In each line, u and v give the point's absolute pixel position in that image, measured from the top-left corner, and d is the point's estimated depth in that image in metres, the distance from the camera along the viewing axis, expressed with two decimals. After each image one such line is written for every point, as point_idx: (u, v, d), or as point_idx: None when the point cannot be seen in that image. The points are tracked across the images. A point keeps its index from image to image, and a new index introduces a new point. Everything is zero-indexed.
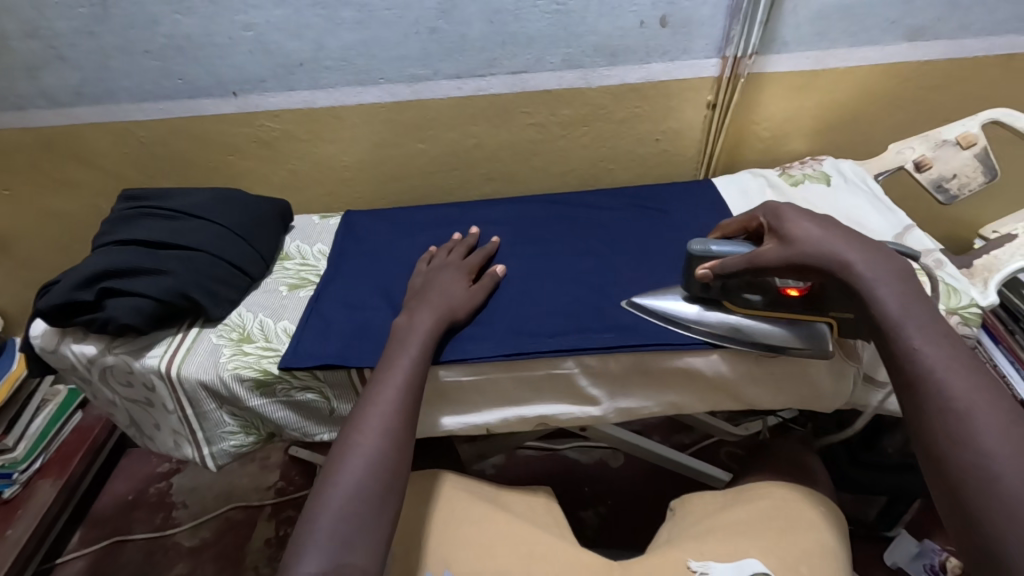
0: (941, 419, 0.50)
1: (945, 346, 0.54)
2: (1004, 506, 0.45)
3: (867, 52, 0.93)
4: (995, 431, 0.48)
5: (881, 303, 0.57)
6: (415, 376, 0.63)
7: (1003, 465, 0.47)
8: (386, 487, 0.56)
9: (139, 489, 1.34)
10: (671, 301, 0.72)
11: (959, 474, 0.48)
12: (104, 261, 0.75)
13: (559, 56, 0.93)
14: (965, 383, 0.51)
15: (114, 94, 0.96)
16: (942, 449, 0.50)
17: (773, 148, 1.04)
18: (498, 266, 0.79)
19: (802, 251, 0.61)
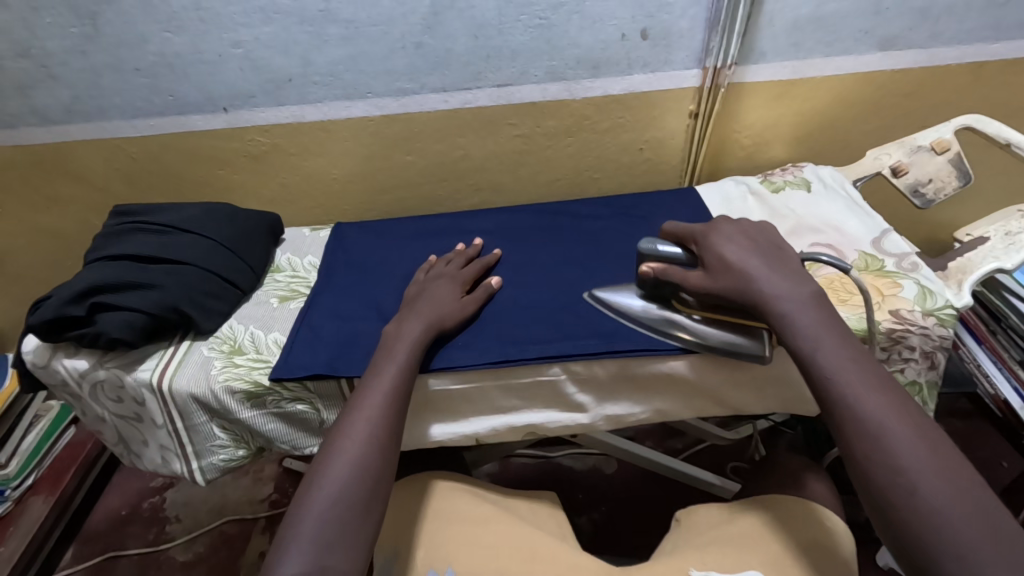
0: (859, 440, 0.52)
1: (851, 364, 0.56)
2: (927, 523, 0.47)
3: (842, 61, 0.96)
4: (911, 450, 0.50)
5: (794, 325, 0.59)
6: (402, 381, 0.64)
7: (914, 478, 0.49)
8: (372, 488, 0.57)
9: (132, 504, 1.34)
10: (628, 296, 0.75)
11: (882, 493, 0.50)
12: (95, 277, 0.76)
13: (543, 69, 0.95)
14: (873, 397, 0.53)
15: (105, 112, 0.97)
16: (861, 468, 0.51)
17: (755, 155, 1.06)
18: (493, 279, 0.81)
19: (717, 282, 0.65)
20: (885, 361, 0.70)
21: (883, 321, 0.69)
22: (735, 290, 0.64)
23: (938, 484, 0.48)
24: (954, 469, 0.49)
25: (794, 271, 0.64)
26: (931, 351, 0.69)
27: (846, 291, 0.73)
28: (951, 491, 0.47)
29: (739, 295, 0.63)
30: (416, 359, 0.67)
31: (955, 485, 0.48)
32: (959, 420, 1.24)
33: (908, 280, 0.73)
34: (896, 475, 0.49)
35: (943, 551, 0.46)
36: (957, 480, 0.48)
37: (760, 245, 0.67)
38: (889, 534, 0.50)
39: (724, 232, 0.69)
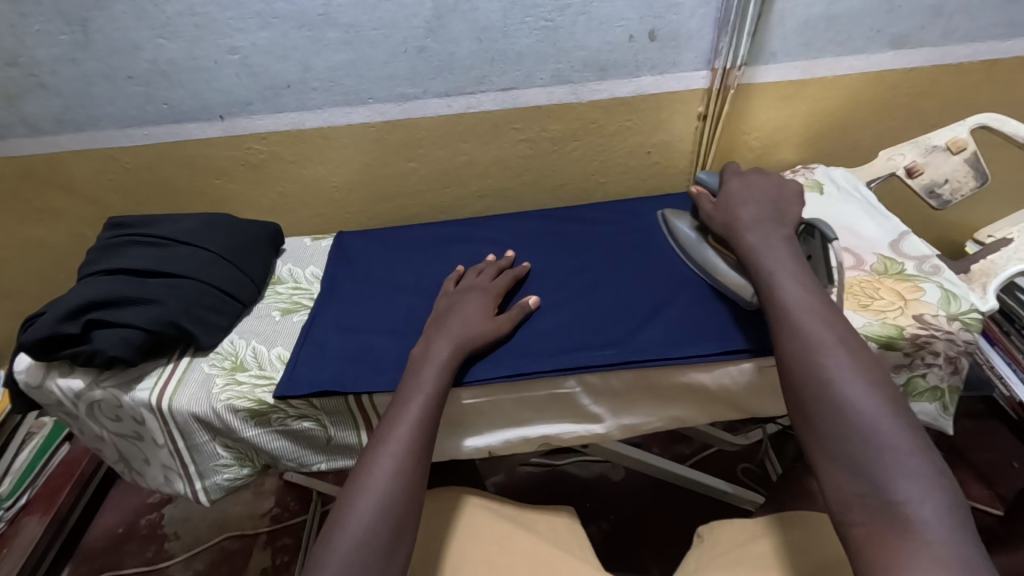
0: (797, 358, 0.58)
1: (808, 295, 0.63)
2: (846, 427, 0.53)
3: (853, 61, 0.94)
4: (833, 351, 0.57)
5: (762, 262, 0.67)
6: (429, 412, 0.61)
7: (830, 375, 0.56)
8: (396, 529, 0.54)
9: (130, 521, 1.30)
10: (686, 221, 0.83)
11: (800, 386, 0.57)
12: (89, 292, 0.73)
13: (548, 72, 0.93)
14: (809, 312, 0.61)
15: (98, 121, 0.94)
16: (794, 380, 0.58)
17: (764, 156, 1.05)
18: (532, 299, 0.76)
19: (715, 218, 0.75)
20: (907, 366, 0.68)
21: (907, 325, 0.67)
22: (723, 227, 0.73)
23: (859, 395, 0.54)
24: (880, 385, 0.55)
25: (782, 221, 0.72)
26: (955, 356, 0.67)
27: (868, 296, 0.71)
28: (874, 402, 0.53)
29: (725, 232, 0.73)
30: (443, 387, 0.64)
31: (878, 398, 0.54)
32: (973, 422, 1.22)
33: (931, 284, 0.71)
34: (825, 386, 0.55)
35: (854, 448, 0.52)
36: (880, 394, 0.54)
37: (762, 199, 0.75)
38: (807, 440, 0.55)
39: (749, 180, 0.77)
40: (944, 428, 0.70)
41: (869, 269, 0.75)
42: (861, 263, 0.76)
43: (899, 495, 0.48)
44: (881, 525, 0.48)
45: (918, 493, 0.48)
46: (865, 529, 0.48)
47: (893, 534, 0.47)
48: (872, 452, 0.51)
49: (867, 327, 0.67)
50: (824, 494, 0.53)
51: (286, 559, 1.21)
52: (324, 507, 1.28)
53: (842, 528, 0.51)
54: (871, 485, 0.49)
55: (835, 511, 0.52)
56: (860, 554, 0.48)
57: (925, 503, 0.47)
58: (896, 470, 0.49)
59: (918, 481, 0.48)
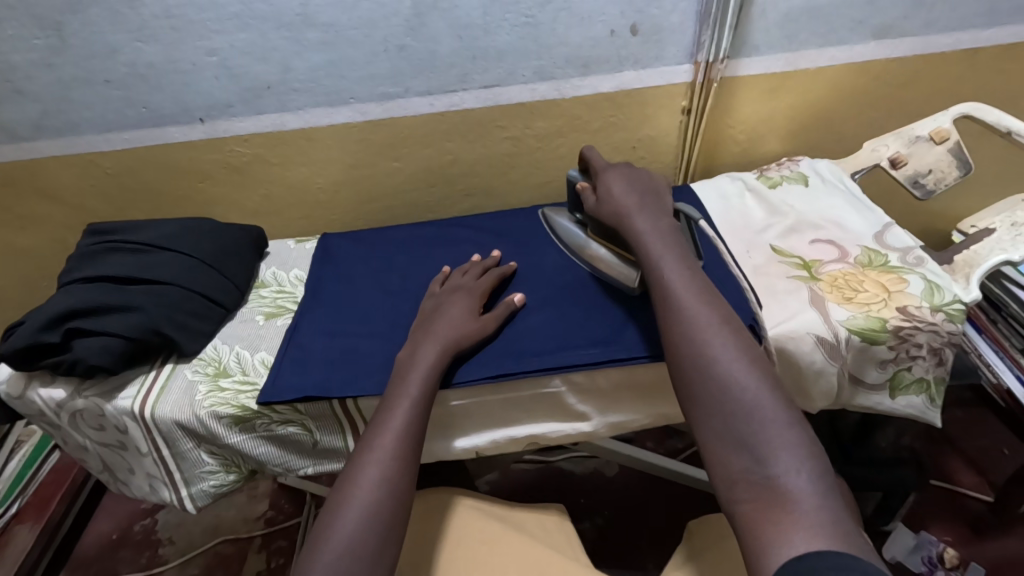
0: (682, 341, 0.57)
1: (691, 276, 0.62)
2: (728, 406, 0.52)
3: (836, 52, 0.94)
4: (711, 332, 0.57)
5: (648, 247, 0.66)
6: (415, 417, 0.61)
7: (710, 356, 0.55)
8: (384, 536, 0.54)
9: (123, 528, 1.30)
10: (564, 215, 0.83)
11: (684, 370, 0.56)
12: (69, 301, 0.72)
13: (531, 69, 0.92)
14: (690, 293, 0.60)
15: (76, 126, 0.93)
16: (680, 363, 0.57)
17: (749, 149, 1.04)
18: (516, 295, 0.76)
19: (600, 207, 0.73)
20: (892, 361, 0.68)
21: (891, 318, 0.67)
22: (611, 215, 0.71)
23: (739, 372, 0.54)
24: (757, 361, 0.55)
25: (663, 206, 0.71)
26: (939, 347, 0.68)
27: (851, 289, 0.71)
28: (753, 378, 0.53)
29: (612, 219, 0.71)
30: (430, 391, 0.63)
31: (757, 373, 0.53)
32: (962, 409, 1.23)
33: (914, 275, 0.71)
34: (706, 366, 0.55)
35: (737, 425, 0.51)
36: (759, 369, 0.54)
37: (645, 185, 0.73)
38: (694, 421, 0.55)
39: (623, 168, 0.75)
40: (932, 421, 0.71)
41: (853, 261, 0.75)
42: (845, 255, 0.76)
43: (779, 469, 0.48)
44: (764, 501, 0.47)
45: (796, 464, 0.48)
46: (749, 507, 0.48)
47: (775, 508, 0.47)
48: (753, 427, 0.50)
49: (850, 320, 0.67)
50: (711, 475, 0.52)
51: (281, 561, 1.21)
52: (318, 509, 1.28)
53: (730, 507, 0.50)
54: (753, 462, 0.49)
55: (722, 490, 0.51)
56: (745, 532, 0.48)
57: (803, 475, 0.47)
58: (776, 443, 0.49)
59: (797, 453, 0.48)
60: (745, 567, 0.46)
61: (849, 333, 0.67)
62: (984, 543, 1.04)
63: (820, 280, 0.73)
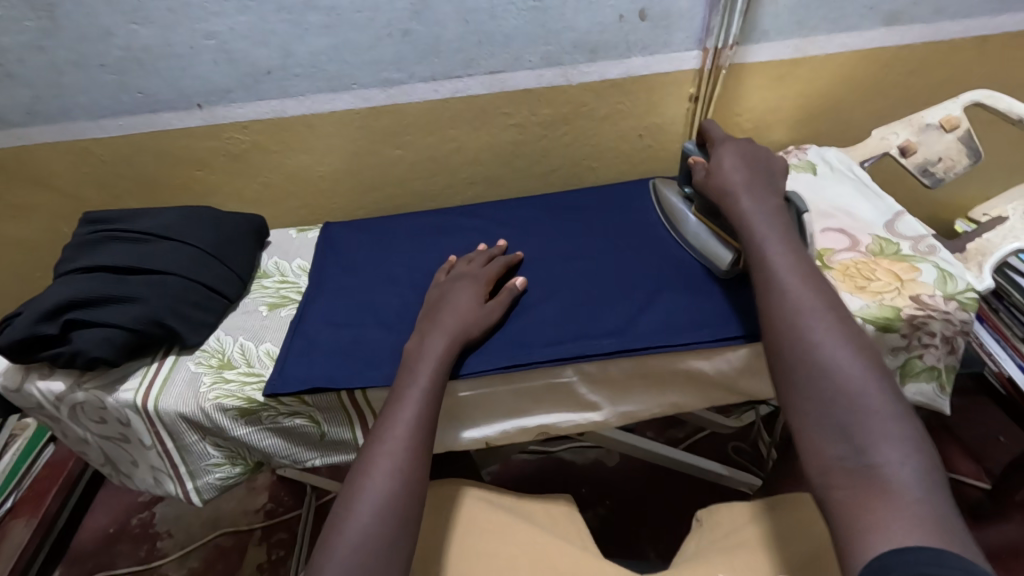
0: (788, 321, 0.55)
1: (795, 260, 0.60)
2: (829, 391, 0.50)
3: (845, 38, 0.93)
4: (819, 316, 0.55)
5: (750, 227, 0.64)
6: (426, 407, 0.60)
7: (815, 338, 0.53)
8: (398, 529, 0.53)
9: (121, 521, 1.28)
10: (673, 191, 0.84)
11: (785, 351, 0.54)
12: (67, 291, 0.70)
13: (537, 54, 0.90)
14: (795, 276, 0.58)
15: (69, 111, 0.90)
16: (780, 343, 0.55)
17: (755, 137, 1.03)
18: (519, 280, 0.75)
19: (707, 182, 0.72)
20: (905, 349, 0.68)
21: (904, 307, 0.67)
22: (715, 189, 0.70)
23: (849, 359, 0.51)
24: (867, 352, 0.52)
25: (773, 188, 0.69)
26: (952, 336, 0.67)
27: (864, 277, 0.70)
28: (859, 366, 0.51)
29: (719, 194, 0.70)
30: (439, 381, 0.62)
31: (867, 363, 0.51)
32: (961, 398, 1.23)
33: (926, 264, 0.71)
34: (809, 349, 0.53)
35: (837, 410, 0.49)
36: (870, 360, 0.51)
37: (757, 165, 0.71)
38: (788, 403, 0.52)
39: (739, 145, 0.74)
40: (942, 409, 0.70)
41: (864, 250, 0.75)
42: (856, 244, 0.76)
43: (881, 458, 0.45)
44: (858, 488, 0.45)
45: (900, 456, 0.45)
46: (843, 492, 0.46)
47: (869, 496, 0.44)
48: (855, 414, 0.48)
49: (865, 309, 0.67)
50: (801, 459, 0.50)
51: (282, 554, 1.20)
52: (319, 501, 1.27)
53: (819, 494, 0.48)
54: (851, 449, 0.47)
55: (811, 475, 0.49)
56: (836, 517, 0.45)
57: (907, 467, 0.45)
58: (879, 433, 0.47)
59: (900, 445, 0.46)
60: (835, 553, 0.44)
61: (864, 322, 0.66)
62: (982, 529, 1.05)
63: (832, 269, 0.72)
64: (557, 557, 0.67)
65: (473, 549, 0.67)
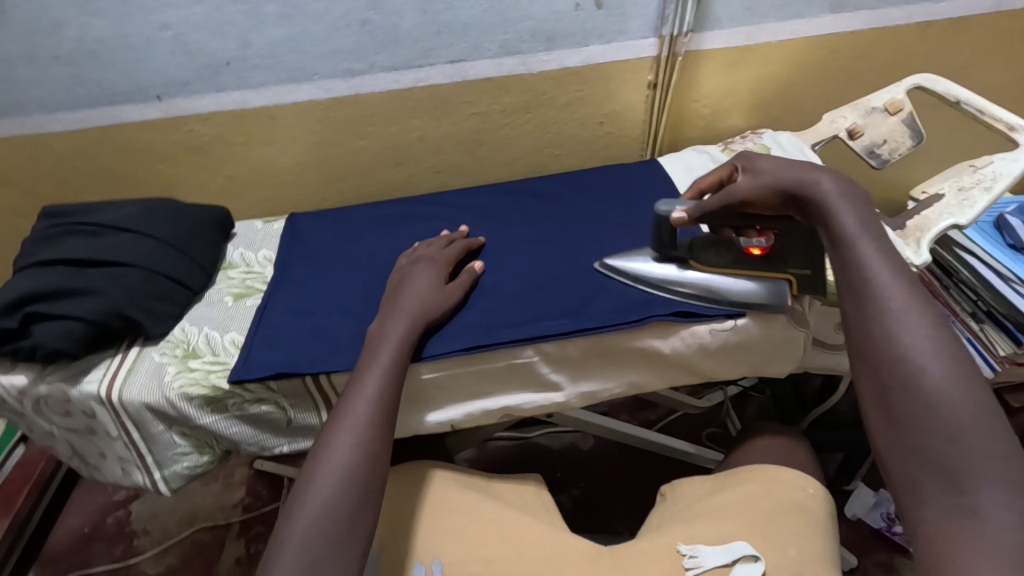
0: (881, 332, 0.45)
1: (891, 259, 0.49)
2: (933, 419, 0.41)
3: (795, 25, 0.96)
4: (924, 326, 0.44)
5: (832, 218, 0.53)
6: (387, 384, 0.61)
7: (918, 353, 0.43)
8: (359, 499, 0.55)
9: (96, 521, 1.28)
10: (635, 258, 0.76)
11: (879, 365, 0.44)
12: (25, 285, 0.70)
13: (496, 43, 0.92)
14: (893, 279, 0.47)
15: (24, 105, 0.89)
16: (867, 352, 0.45)
17: (714, 123, 1.06)
18: (476, 263, 0.78)
19: (762, 178, 0.61)
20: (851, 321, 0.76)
21: None
22: (774, 187, 0.60)
23: (958, 382, 0.42)
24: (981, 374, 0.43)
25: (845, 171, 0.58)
26: None
27: None
28: (970, 389, 0.42)
29: (781, 189, 0.59)
30: (402, 358, 0.64)
31: (978, 386, 0.42)
32: None
33: None
34: (909, 365, 0.43)
35: (938, 444, 0.40)
36: (980, 383, 0.42)
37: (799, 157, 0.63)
38: (878, 425, 0.44)
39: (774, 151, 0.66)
40: None
41: None
42: None
43: (986, 505, 0.38)
44: (953, 533, 0.38)
45: (1007, 500, 0.38)
46: (937, 533, 0.39)
47: (967, 543, 0.37)
48: (960, 449, 0.40)
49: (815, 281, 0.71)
50: (891, 490, 0.43)
51: (260, 547, 1.21)
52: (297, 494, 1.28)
53: (907, 530, 0.41)
54: (950, 488, 0.39)
55: (900, 509, 0.42)
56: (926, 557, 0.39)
57: (1013, 513, 0.37)
58: (987, 473, 0.39)
59: (1009, 490, 0.38)
60: None
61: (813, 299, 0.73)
62: None
63: None
64: (522, 530, 0.69)
65: (443, 526, 0.69)
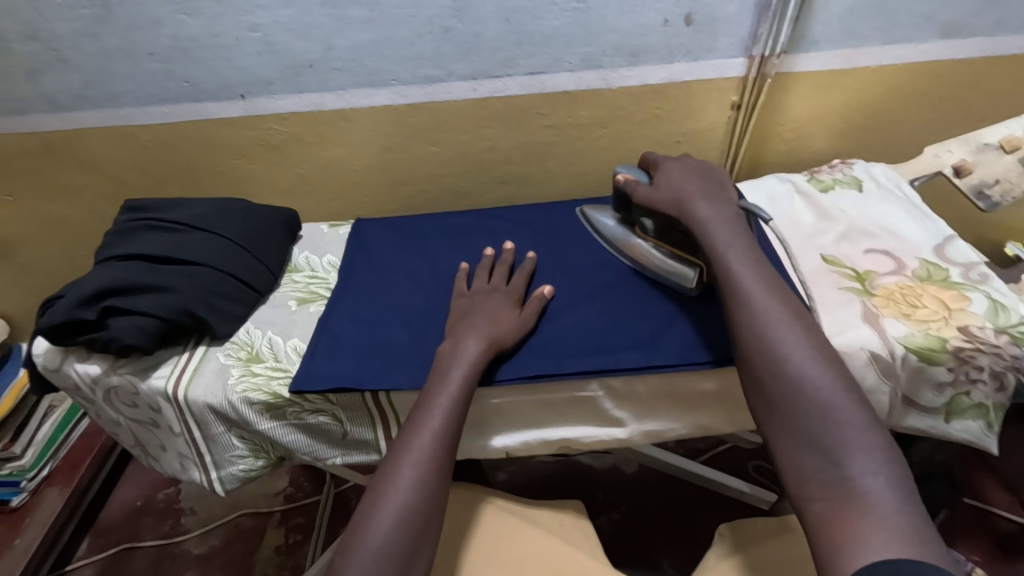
0: (755, 338, 0.57)
1: (762, 274, 0.62)
2: (806, 405, 0.52)
3: (899, 50, 0.89)
4: (786, 329, 0.57)
5: (713, 238, 0.66)
6: (453, 418, 0.59)
7: (788, 352, 0.55)
8: (416, 539, 0.53)
9: (148, 495, 1.32)
10: (607, 214, 0.85)
11: (759, 365, 0.56)
12: (106, 278, 0.72)
13: (577, 56, 0.89)
14: (764, 290, 0.60)
15: (117, 98, 0.92)
16: (752, 355, 0.57)
17: (797, 149, 1.00)
18: (546, 287, 0.74)
19: (657, 193, 0.73)
20: (950, 384, 0.63)
21: (951, 338, 0.64)
22: (671, 203, 0.71)
23: (820, 373, 0.54)
24: (834, 362, 0.55)
25: (728, 198, 0.72)
26: (1001, 372, 0.63)
27: (910, 303, 0.67)
28: (830, 377, 0.53)
29: (674, 205, 0.71)
30: (468, 391, 0.61)
31: (833, 373, 0.54)
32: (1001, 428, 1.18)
33: (977, 293, 0.68)
34: (780, 362, 0.55)
35: (811, 424, 0.51)
36: (837, 371, 0.54)
37: (700, 171, 0.74)
38: (765, 416, 0.55)
39: (683, 162, 0.76)
40: (989, 448, 0.64)
41: (910, 274, 0.72)
42: (902, 267, 0.73)
43: (855, 469, 0.48)
44: (837, 501, 0.48)
45: (873, 467, 0.48)
46: (822, 504, 0.49)
47: (849, 507, 0.47)
48: (829, 427, 0.51)
49: (909, 337, 0.64)
50: (782, 472, 0.53)
51: (299, 538, 1.22)
52: (338, 489, 1.29)
53: (796, 503, 0.51)
54: (828, 462, 0.50)
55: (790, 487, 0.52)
56: (815, 528, 0.48)
57: (879, 479, 0.48)
58: (854, 445, 0.49)
59: (871, 456, 0.49)
60: (817, 563, 0.47)
61: (906, 349, 0.63)
62: (1015, 564, 1.01)
63: (874, 295, 0.69)
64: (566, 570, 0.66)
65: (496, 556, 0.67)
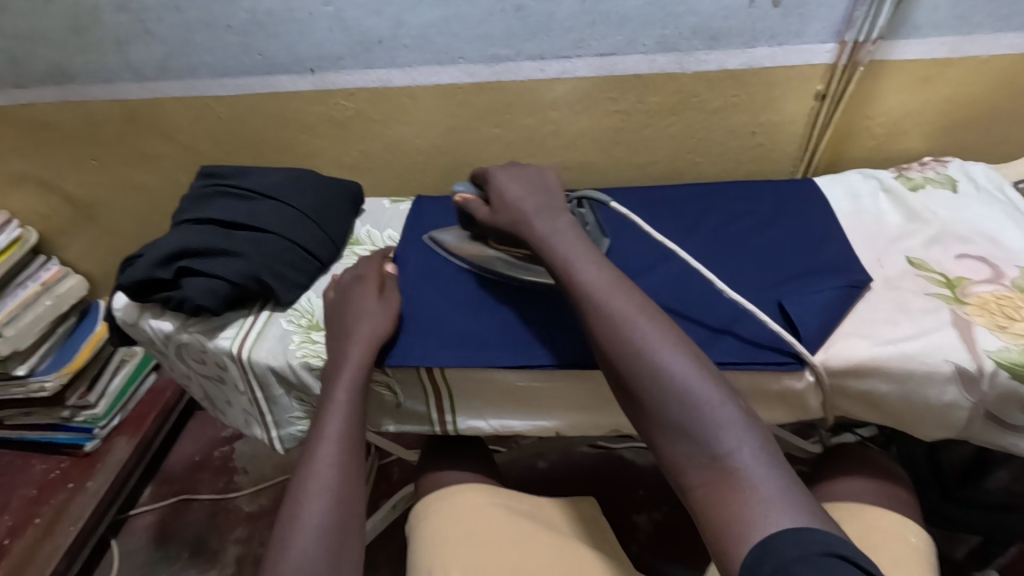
0: (612, 341, 0.54)
1: (604, 268, 0.59)
2: (664, 396, 0.49)
3: (1012, 39, 0.82)
4: (630, 323, 0.53)
5: (556, 246, 0.62)
6: (350, 422, 0.61)
7: (640, 347, 0.52)
8: (338, 539, 0.54)
9: (205, 452, 1.39)
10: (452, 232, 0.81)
11: (618, 367, 0.53)
12: (182, 240, 0.75)
13: (653, 38, 0.85)
14: (609, 284, 0.57)
15: (195, 69, 0.96)
16: (612, 358, 0.53)
17: (885, 144, 0.93)
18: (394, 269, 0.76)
19: (496, 216, 0.69)
20: None
21: None
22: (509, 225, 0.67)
23: (669, 361, 0.51)
24: (685, 343, 0.53)
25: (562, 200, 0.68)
26: None
27: (1007, 315, 0.62)
28: (680, 360, 0.51)
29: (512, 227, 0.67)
30: (360, 390, 0.63)
31: (685, 356, 0.51)
32: None
33: None
34: (635, 358, 0.52)
35: (673, 414, 0.49)
36: (687, 352, 0.51)
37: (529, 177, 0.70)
38: (639, 419, 0.52)
39: (512, 170, 0.71)
40: None
41: (1009, 283, 0.66)
42: (999, 276, 0.67)
43: (724, 446, 0.46)
44: (714, 484, 0.45)
45: (739, 440, 0.46)
46: (703, 492, 0.46)
47: (727, 487, 0.45)
48: (691, 412, 0.48)
49: (1002, 351, 0.58)
50: (663, 466, 0.50)
51: None
52: (382, 460, 1.32)
53: (682, 494, 0.48)
54: (698, 447, 0.47)
55: (673, 479, 0.49)
56: (703, 519, 0.46)
57: (749, 450, 0.46)
58: (717, 423, 0.47)
59: (737, 430, 0.46)
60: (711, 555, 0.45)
61: (997, 365, 0.58)
62: None
63: (966, 303, 0.64)
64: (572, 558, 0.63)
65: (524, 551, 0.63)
